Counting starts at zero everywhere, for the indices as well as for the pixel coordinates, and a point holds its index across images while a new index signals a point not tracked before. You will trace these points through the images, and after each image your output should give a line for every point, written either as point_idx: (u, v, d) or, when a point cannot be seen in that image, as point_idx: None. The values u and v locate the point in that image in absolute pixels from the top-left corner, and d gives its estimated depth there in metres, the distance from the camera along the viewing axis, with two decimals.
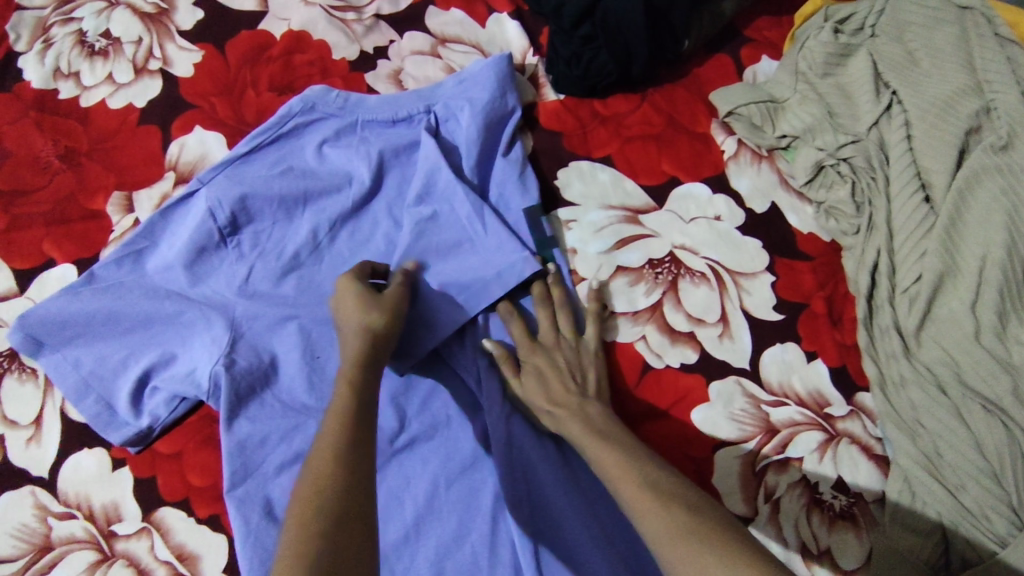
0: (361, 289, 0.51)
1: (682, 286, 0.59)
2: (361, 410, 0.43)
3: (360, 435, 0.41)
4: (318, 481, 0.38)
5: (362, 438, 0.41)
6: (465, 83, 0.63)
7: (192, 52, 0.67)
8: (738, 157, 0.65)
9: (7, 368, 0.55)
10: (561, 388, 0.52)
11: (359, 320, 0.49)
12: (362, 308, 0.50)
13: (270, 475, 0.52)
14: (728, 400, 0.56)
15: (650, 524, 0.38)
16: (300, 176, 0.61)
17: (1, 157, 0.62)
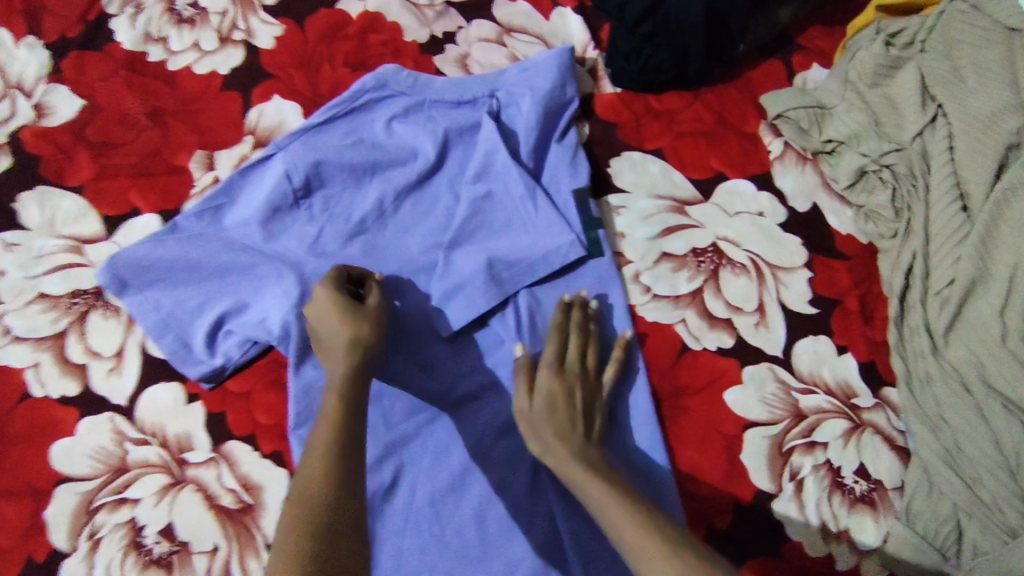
0: (343, 301, 0.52)
1: (723, 275, 0.62)
2: (353, 416, 0.46)
3: (350, 438, 0.44)
4: (312, 480, 0.41)
5: (351, 442, 0.44)
6: (528, 71, 0.66)
7: (273, 26, 0.71)
8: (784, 158, 0.68)
9: (94, 304, 0.60)
10: (569, 425, 0.51)
11: (348, 331, 0.50)
12: (345, 321, 0.51)
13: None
14: (760, 384, 0.59)
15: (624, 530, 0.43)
16: (370, 148, 0.65)
17: (93, 112, 0.67)
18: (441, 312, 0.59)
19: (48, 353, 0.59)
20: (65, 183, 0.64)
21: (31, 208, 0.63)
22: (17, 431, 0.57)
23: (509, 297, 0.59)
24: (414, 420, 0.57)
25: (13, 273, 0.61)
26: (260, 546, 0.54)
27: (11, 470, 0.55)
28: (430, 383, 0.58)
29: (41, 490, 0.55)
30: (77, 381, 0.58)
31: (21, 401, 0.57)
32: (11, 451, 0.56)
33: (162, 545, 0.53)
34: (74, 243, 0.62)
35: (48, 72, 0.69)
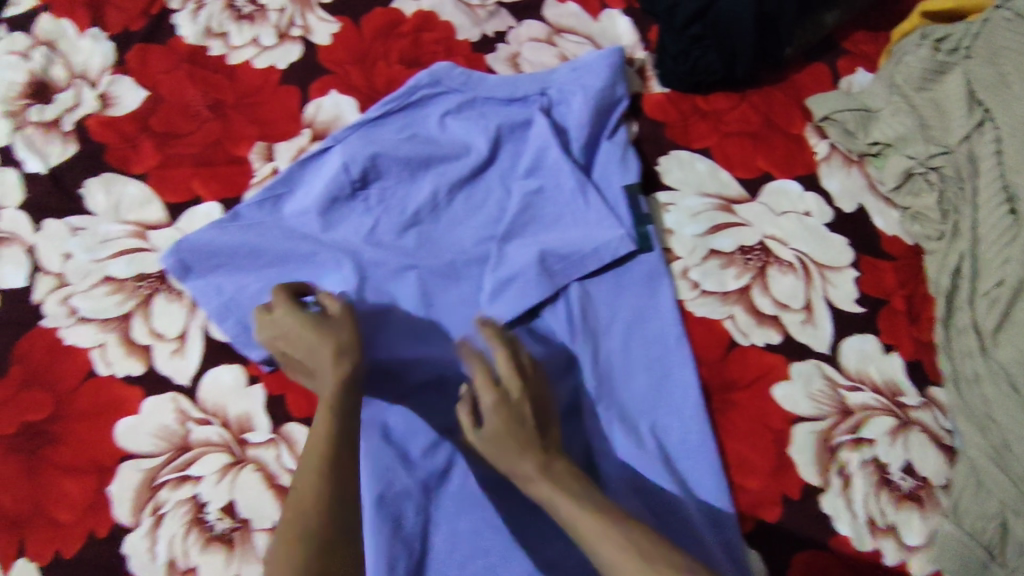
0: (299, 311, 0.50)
1: (770, 273, 0.63)
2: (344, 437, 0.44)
3: (341, 462, 0.42)
4: (300, 514, 0.39)
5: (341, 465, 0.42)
6: (579, 71, 0.68)
7: (330, 23, 0.73)
8: (831, 159, 0.69)
9: (159, 288, 0.62)
10: (525, 442, 0.45)
11: (309, 338, 0.48)
12: (303, 331, 0.48)
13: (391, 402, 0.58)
14: (807, 380, 0.60)
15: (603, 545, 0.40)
16: (424, 142, 0.66)
17: (156, 103, 0.69)
18: (494, 303, 0.61)
19: (114, 334, 0.60)
20: (129, 171, 0.66)
21: (97, 195, 0.65)
22: (82, 409, 0.58)
23: (560, 289, 0.61)
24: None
25: (80, 257, 0.63)
26: None
27: (77, 446, 0.57)
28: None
29: (106, 467, 0.57)
30: (141, 361, 0.60)
31: (88, 379, 0.59)
32: (77, 428, 0.58)
33: (223, 522, 0.55)
34: (138, 228, 0.64)
35: (112, 63, 0.71)
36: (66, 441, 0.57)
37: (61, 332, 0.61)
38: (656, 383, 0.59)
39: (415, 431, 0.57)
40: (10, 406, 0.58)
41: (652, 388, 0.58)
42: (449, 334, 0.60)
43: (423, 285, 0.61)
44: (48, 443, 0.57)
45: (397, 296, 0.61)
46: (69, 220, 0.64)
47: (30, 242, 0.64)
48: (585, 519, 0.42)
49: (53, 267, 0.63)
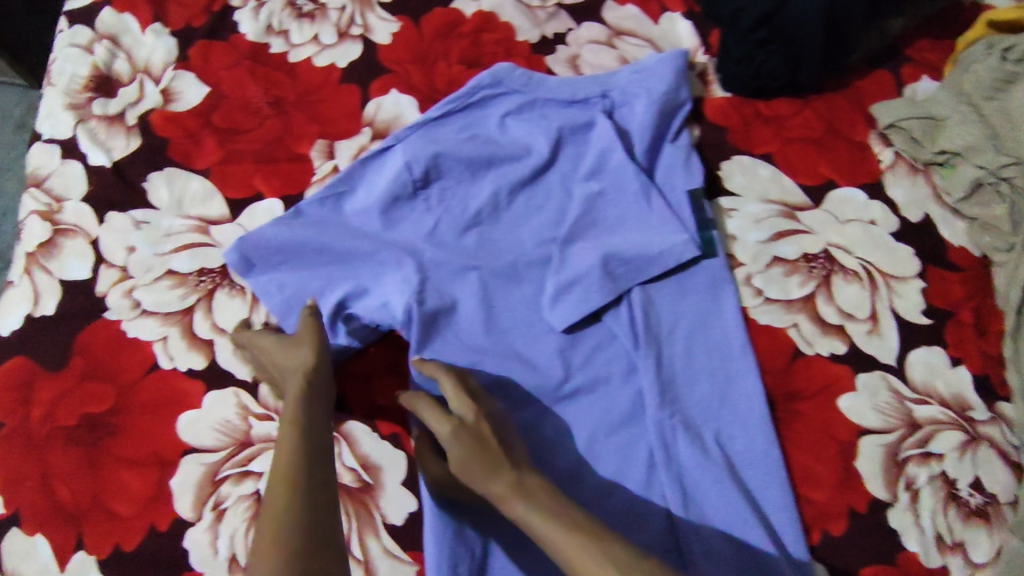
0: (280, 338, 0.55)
1: (835, 282, 0.62)
2: (312, 451, 0.47)
3: (311, 476, 0.45)
4: (277, 525, 0.42)
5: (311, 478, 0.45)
6: (641, 74, 0.67)
7: (390, 22, 0.73)
8: (895, 168, 0.68)
9: (220, 283, 0.62)
10: (485, 464, 0.48)
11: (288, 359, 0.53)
12: (283, 353, 0.53)
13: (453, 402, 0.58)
14: (874, 392, 0.59)
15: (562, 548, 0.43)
16: (485, 142, 0.65)
17: (218, 99, 0.69)
18: (556, 306, 0.60)
19: (176, 327, 0.61)
20: (192, 166, 0.67)
21: (160, 189, 0.66)
22: (143, 402, 0.58)
23: (622, 293, 0.60)
24: (529, 410, 0.58)
25: (143, 250, 0.63)
26: (379, 525, 0.55)
27: (139, 438, 0.57)
28: (545, 374, 0.59)
29: (167, 460, 0.57)
30: (203, 356, 0.60)
31: (150, 372, 0.59)
32: (138, 421, 0.58)
33: None
34: (200, 223, 0.64)
35: (175, 58, 0.71)
36: (127, 433, 0.57)
37: (124, 324, 0.61)
38: (720, 390, 0.58)
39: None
40: (73, 396, 0.58)
41: (713, 396, 0.58)
42: (509, 335, 0.60)
43: (486, 285, 0.61)
44: (109, 435, 0.57)
45: (458, 295, 0.61)
46: (132, 214, 0.65)
47: (94, 235, 0.64)
48: (552, 526, 0.45)
49: (116, 260, 0.63)
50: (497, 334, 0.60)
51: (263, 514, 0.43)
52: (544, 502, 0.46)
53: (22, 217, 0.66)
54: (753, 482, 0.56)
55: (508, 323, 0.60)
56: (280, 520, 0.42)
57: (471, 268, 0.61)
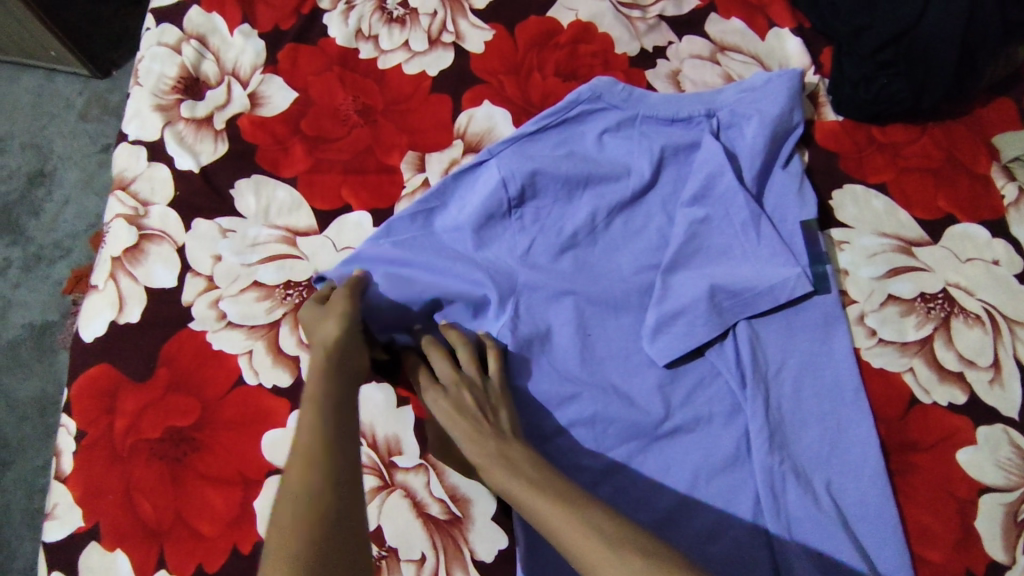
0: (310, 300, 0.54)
1: (955, 325, 0.59)
2: (334, 428, 0.42)
3: (340, 438, 0.41)
4: (291, 506, 0.37)
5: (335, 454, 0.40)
6: (749, 93, 0.64)
7: (483, 30, 0.70)
8: (1020, 204, 0.63)
9: (308, 297, 0.61)
10: (471, 431, 0.47)
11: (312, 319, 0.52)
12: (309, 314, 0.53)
13: (550, 434, 0.56)
14: (995, 447, 0.55)
15: (558, 526, 0.40)
16: (582, 160, 0.62)
17: (306, 106, 0.68)
18: (656, 339, 0.57)
19: (261, 341, 0.59)
20: (280, 174, 0.65)
21: (248, 196, 0.64)
22: (228, 418, 0.57)
23: (729, 328, 0.57)
24: (626, 446, 0.55)
25: (230, 259, 0.62)
26: (468, 561, 0.53)
27: (222, 455, 0.56)
28: (645, 409, 0.56)
29: (251, 479, 0.55)
30: (289, 372, 0.58)
31: (235, 387, 0.58)
32: (222, 436, 0.56)
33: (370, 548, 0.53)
34: (288, 234, 0.63)
35: (263, 61, 0.70)
36: (211, 450, 0.56)
37: (209, 336, 0.59)
38: (833, 436, 0.55)
39: (575, 467, 0.55)
40: (158, 408, 0.57)
41: (824, 444, 0.54)
42: (606, 367, 0.57)
43: (582, 312, 0.58)
44: (193, 450, 0.56)
45: (555, 320, 0.58)
46: (219, 221, 0.63)
47: (180, 241, 0.63)
48: (551, 505, 0.41)
49: (202, 268, 0.62)
50: (596, 363, 0.57)
51: (280, 493, 0.38)
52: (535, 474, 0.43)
53: (108, 219, 0.65)
54: (866, 537, 0.52)
55: (604, 353, 0.58)
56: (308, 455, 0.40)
57: (567, 293, 0.58)
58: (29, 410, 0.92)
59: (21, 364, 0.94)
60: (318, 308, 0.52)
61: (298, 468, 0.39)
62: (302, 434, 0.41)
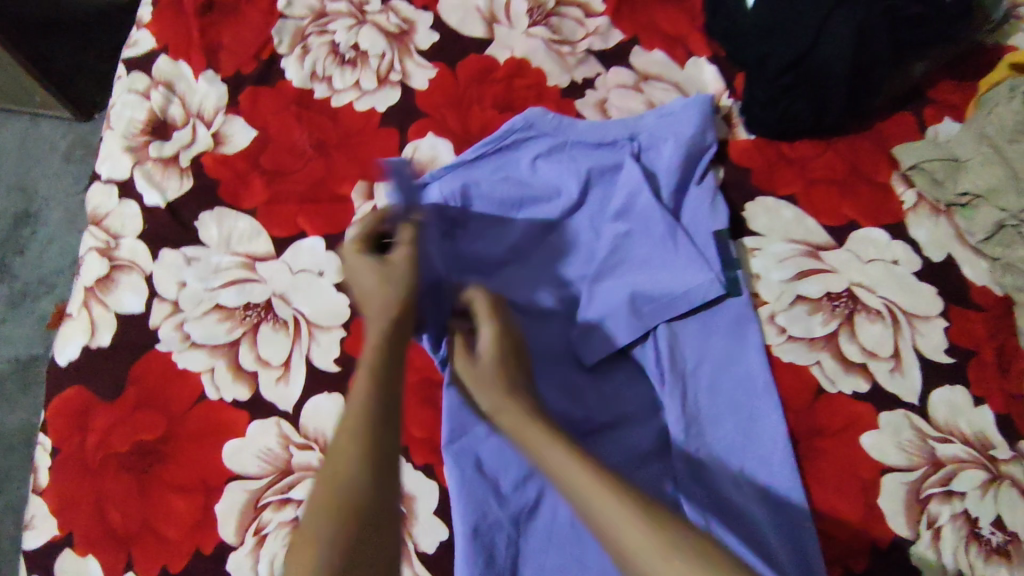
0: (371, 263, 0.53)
1: (858, 320, 0.64)
2: (383, 420, 0.46)
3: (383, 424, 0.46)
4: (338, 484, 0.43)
5: (380, 446, 0.45)
6: (668, 117, 0.70)
7: (427, 69, 0.77)
8: (917, 208, 0.69)
9: (265, 317, 0.66)
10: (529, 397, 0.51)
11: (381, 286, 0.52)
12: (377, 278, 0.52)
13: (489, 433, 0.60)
14: (896, 430, 0.60)
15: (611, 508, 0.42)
16: (517, 184, 0.68)
17: (265, 142, 0.74)
18: (584, 343, 0.63)
19: (222, 359, 0.64)
20: (241, 206, 0.71)
21: (210, 227, 0.70)
22: (192, 431, 0.62)
23: (649, 331, 0.63)
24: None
25: (194, 285, 0.67)
26: (412, 553, 0.57)
27: (186, 465, 0.61)
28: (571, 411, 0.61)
29: (213, 486, 0.60)
30: (248, 388, 0.63)
31: (198, 402, 0.63)
32: (186, 448, 0.61)
33: None
34: (247, 260, 0.68)
35: (225, 103, 0.76)
36: (176, 460, 0.61)
37: (174, 356, 0.65)
38: (746, 425, 0.60)
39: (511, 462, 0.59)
40: (127, 424, 0.62)
41: (737, 434, 0.60)
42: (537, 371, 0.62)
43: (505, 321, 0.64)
44: (159, 462, 0.61)
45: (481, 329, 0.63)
46: (183, 251, 0.69)
47: (148, 271, 0.68)
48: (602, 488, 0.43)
49: (168, 294, 0.67)
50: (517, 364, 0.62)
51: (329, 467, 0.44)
52: (556, 434, 0.47)
53: (82, 253, 0.70)
54: (779, 525, 0.56)
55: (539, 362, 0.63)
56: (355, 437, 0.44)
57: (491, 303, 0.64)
58: (16, 440, 0.96)
59: (8, 397, 0.99)
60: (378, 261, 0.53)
61: (345, 447, 0.44)
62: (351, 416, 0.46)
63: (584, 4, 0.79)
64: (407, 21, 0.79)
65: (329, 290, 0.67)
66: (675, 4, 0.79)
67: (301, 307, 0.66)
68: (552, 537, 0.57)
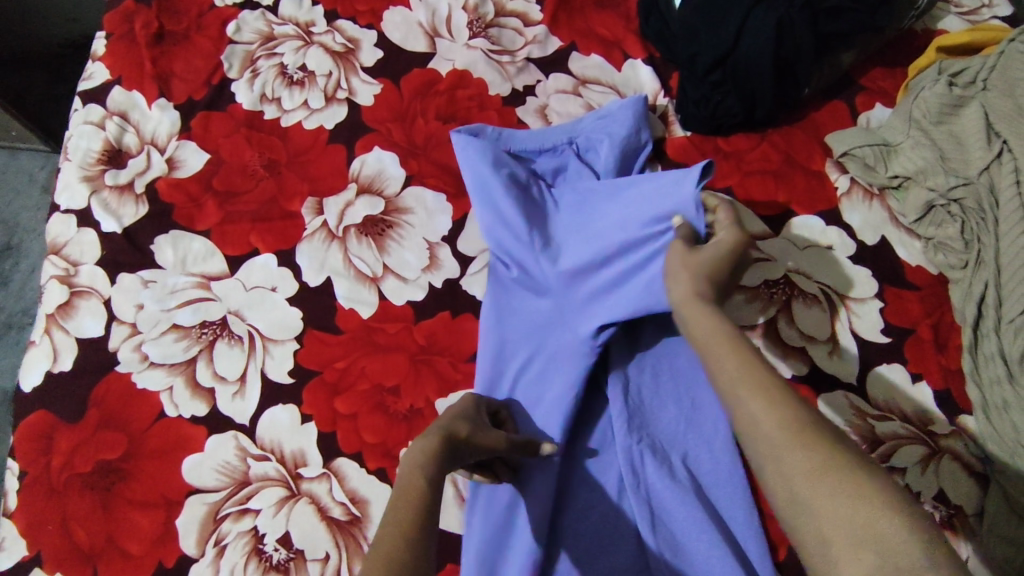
0: (460, 411, 0.55)
1: (795, 305, 0.66)
2: (438, 497, 0.47)
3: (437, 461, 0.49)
4: (408, 493, 0.46)
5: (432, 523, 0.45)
6: (604, 119, 0.73)
7: (372, 84, 0.79)
8: (851, 194, 0.71)
9: (220, 334, 0.68)
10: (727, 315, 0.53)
11: (448, 423, 0.53)
12: (455, 418, 0.54)
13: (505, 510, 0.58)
14: (836, 411, 0.62)
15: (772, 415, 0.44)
16: (524, 186, 0.69)
17: (217, 164, 0.76)
18: (591, 314, 0.63)
19: (180, 377, 0.66)
20: (195, 228, 0.73)
21: (166, 250, 0.72)
22: (153, 447, 0.63)
23: None
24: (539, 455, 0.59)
25: (151, 307, 0.69)
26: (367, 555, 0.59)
27: (148, 481, 0.62)
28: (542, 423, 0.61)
29: (173, 500, 0.61)
30: (206, 402, 0.65)
31: (158, 419, 0.65)
32: (148, 465, 0.63)
33: (280, 552, 0.59)
34: (202, 280, 0.70)
35: (178, 130, 0.78)
36: (138, 477, 0.62)
37: (134, 376, 0.66)
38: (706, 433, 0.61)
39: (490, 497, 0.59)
40: (89, 445, 0.64)
41: (668, 420, 0.62)
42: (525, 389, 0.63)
43: (580, 280, 0.65)
44: (121, 479, 0.62)
45: (553, 305, 0.65)
46: (140, 274, 0.71)
47: (106, 295, 0.70)
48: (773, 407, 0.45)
49: (126, 317, 0.69)
50: (541, 381, 0.63)
51: (400, 486, 0.47)
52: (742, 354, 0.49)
53: (43, 282, 0.71)
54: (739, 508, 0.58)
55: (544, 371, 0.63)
56: (417, 465, 0.48)
57: (552, 246, 0.67)
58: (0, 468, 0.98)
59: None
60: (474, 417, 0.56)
61: (415, 464, 0.48)
62: (418, 450, 0.49)
63: (524, 14, 0.83)
64: (352, 40, 0.82)
65: (282, 305, 0.69)
66: (611, 10, 0.83)
67: (255, 322, 0.68)
68: (512, 556, 0.57)
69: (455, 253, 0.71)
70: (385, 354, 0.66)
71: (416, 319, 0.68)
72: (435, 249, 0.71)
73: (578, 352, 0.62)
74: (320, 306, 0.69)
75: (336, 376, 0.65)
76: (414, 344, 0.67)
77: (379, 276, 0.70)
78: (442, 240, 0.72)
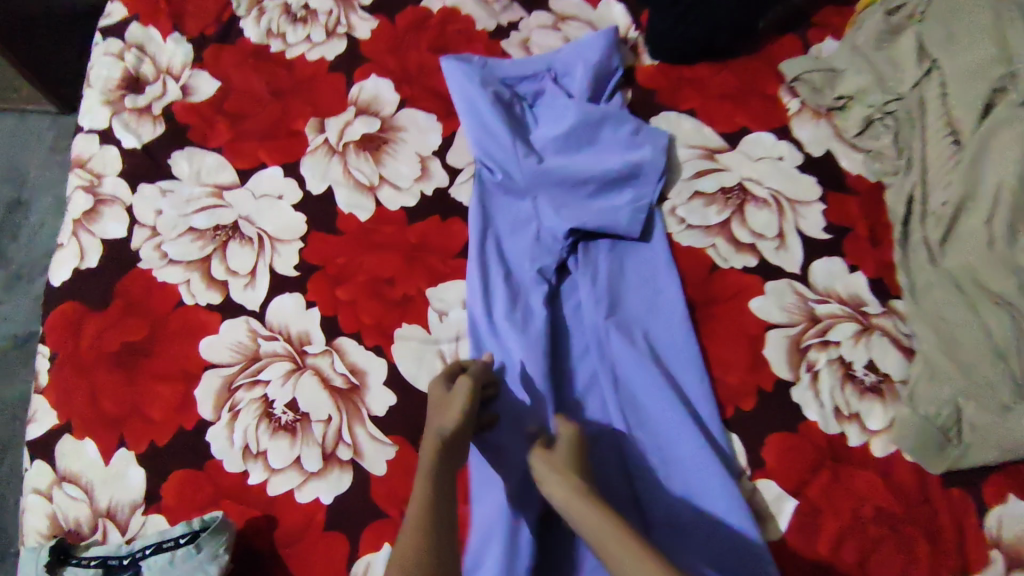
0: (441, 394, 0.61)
1: (748, 208, 0.74)
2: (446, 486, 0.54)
3: (443, 456, 0.55)
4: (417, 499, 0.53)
5: (439, 517, 0.52)
6: (580, 48, 0.80)
7: (369, 21, 0.86)
8: (801, 113, 0.79)
9: (233, 235, 0.75)
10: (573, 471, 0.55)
11: (439, 417, 0.58)
12: (440, 406, 0.59)
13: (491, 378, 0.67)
14: (780, 295, 0.70)
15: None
16: (507, 106, 0.77)
17: (227, 91, 0.83)
18: (562, 216, 0.72)
19: (197, 272, 0.73)
20: (208, 145, 0.80)
21: (182, 164, 0.79)
22: (173, 331, 0.71)
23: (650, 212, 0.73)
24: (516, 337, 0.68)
25: (169, 212, 0.76)
26: (366, 417, 0.67)
27: (167, 359, 0.70)
28: (521, 302, 0.70)
29: (192, 374, 0.69)
30: (220, 292, 0.72)
31: (178, 307, 0.72)
32: (169, 345, 0.70)
33: (288, 414, 0.67)
34: (216, 189, 0.78)
35: (191, 60, 0.85)
36: (160, 355, 0.70)
37: (155, 271, 0.74)
38: (672, 321, 0.69)
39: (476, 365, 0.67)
40: (115, 328, 0.71)
41: (630, 299, 0.70)
42: (503, 277, 0.71)
43: (554, 186, 0.74)
44: (146, 357, 0.70)
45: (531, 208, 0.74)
46: (159, 184, 0.78)
47: (129, 203, 0.77)
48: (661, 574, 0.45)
49: (147, 221, 0.76)
50: (515, 270, 0.72)
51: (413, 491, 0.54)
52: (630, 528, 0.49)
53: (69, 193, 0.79)
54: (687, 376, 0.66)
55: (520, 264, 0.72)
56: (426, 463, 0.55)
57: (535, 155, 0.75)
58: (19, 409, 1.02)
59: (12, 368, 1.05)
60: (446, 394, 0.60)
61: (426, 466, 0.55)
62: (428, 451, 0.56)
63: None
64: None
65: (287, 210, 0.76)
66: None
67: (263, 225, 0.75)
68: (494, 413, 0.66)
69: (444, 165, 0.79)
70: (381, 252, 0.74)
71: (409, 222, 0.76)
72: (426, 161, 0.79)
73: (550, 250, 0.72)
74: (321, 211, 0.76)
75: (337, 269, 0.73)
76: (407, 242, 0.74)
77: (376, 185, 0.77)
78: (432, 154, 0.79)
